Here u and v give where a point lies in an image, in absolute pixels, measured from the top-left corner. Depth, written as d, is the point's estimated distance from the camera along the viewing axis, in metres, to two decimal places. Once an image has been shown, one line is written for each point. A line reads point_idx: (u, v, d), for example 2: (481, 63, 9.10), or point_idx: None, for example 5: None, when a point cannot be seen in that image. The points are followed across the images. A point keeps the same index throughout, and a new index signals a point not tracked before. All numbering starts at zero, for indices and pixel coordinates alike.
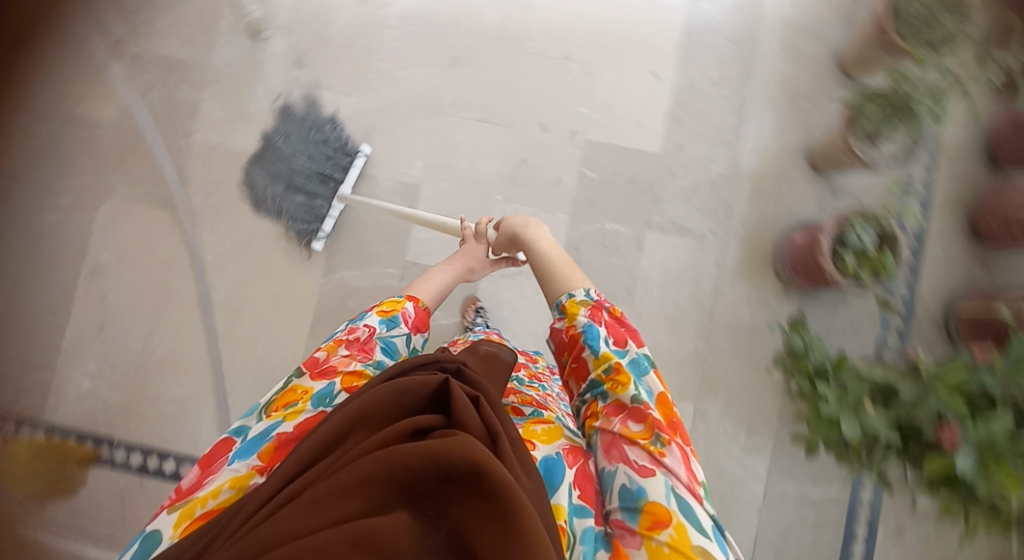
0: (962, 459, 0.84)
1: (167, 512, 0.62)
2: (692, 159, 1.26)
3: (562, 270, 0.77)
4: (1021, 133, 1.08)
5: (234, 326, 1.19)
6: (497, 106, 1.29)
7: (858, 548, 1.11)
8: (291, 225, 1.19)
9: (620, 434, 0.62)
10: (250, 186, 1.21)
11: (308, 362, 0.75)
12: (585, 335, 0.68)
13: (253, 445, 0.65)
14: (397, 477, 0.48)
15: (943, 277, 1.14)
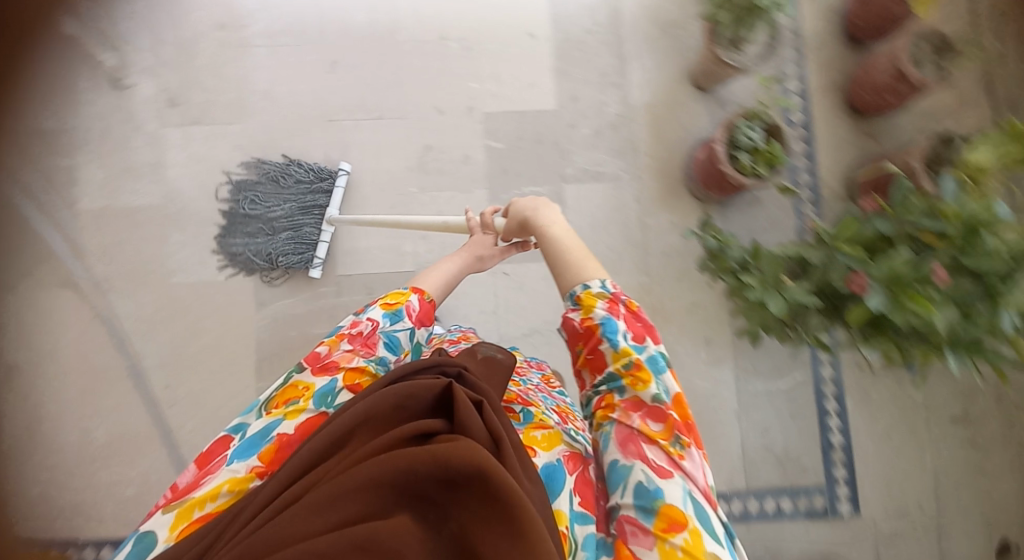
0: (872, 299, 0.71)
1: (160, 511, 0.50)
2: (586, 107, 1.23)
3: (572, 262, 0.63)
4: (868, 6, 1.12)
5: (175, 389, 1.13)
6: (388, 100, 1.21)
7: (835, 422, 1.12)
8: (284, 264, 1.14)
9: (642, 431, 0.54)
10: (232, 240, 1.16)
11: (311, 356, 0.62)
12: (607, 323, 0.58)
13: (258, 439, 0.54)
14: (400, 481, 0.42)
15: (836, 156, 1.21)
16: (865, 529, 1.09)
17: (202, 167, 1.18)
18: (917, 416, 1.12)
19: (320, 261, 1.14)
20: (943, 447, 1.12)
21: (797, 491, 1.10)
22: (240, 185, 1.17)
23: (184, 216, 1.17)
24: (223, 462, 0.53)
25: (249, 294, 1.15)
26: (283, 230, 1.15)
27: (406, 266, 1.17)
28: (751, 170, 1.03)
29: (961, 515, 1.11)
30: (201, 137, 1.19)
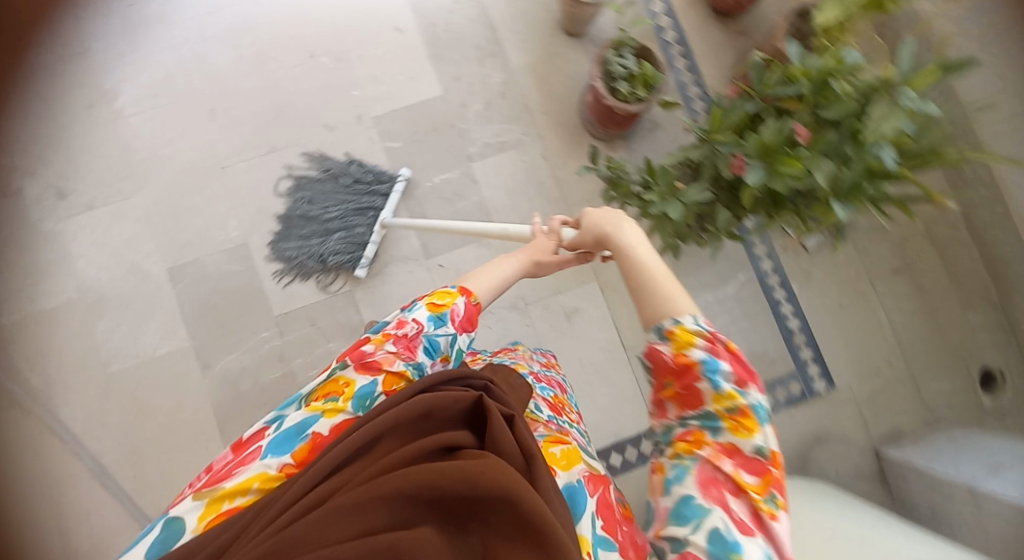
0: (749, 174, 0.74)
1: (191, 497, 0.49)
2: (471, 84, 1.23)
3: (655, 290, 0.54)
4: None
5: (145, 476, 1.10)
6: (275, 132, 1.20)
7: (787, 308, 1.16)
8: (334, 264, 1.15)
9: (731, 477, 0.47)
10: (286, 244, 1.16)
11: (357, 349, 0.57)
12: (708, 360, 0.50)
13: (294, 434, 0.52)
14: (425, 494, 0.44)
15: (717, 62, 1.24)
16: (844, 397, 1.14)
17: (110, 249, 1.15)
18: (861, 278, 1.17)
19: (367, 260, 1.15)
20: (893, 301, 1.17)
21: (773, 383, 1.14)
22: (298, 186, 1.18)
23: (107, 302, 1.14)
24: (256, 453, 0.51)
25: (194, 360, 1.13)
26: (337, 230, 1.15)
27: (340, 286, 1.17)
28: (632, 94, 1.04)
29: (927, 358, 1.16)
30: (99, 220, 1.16)
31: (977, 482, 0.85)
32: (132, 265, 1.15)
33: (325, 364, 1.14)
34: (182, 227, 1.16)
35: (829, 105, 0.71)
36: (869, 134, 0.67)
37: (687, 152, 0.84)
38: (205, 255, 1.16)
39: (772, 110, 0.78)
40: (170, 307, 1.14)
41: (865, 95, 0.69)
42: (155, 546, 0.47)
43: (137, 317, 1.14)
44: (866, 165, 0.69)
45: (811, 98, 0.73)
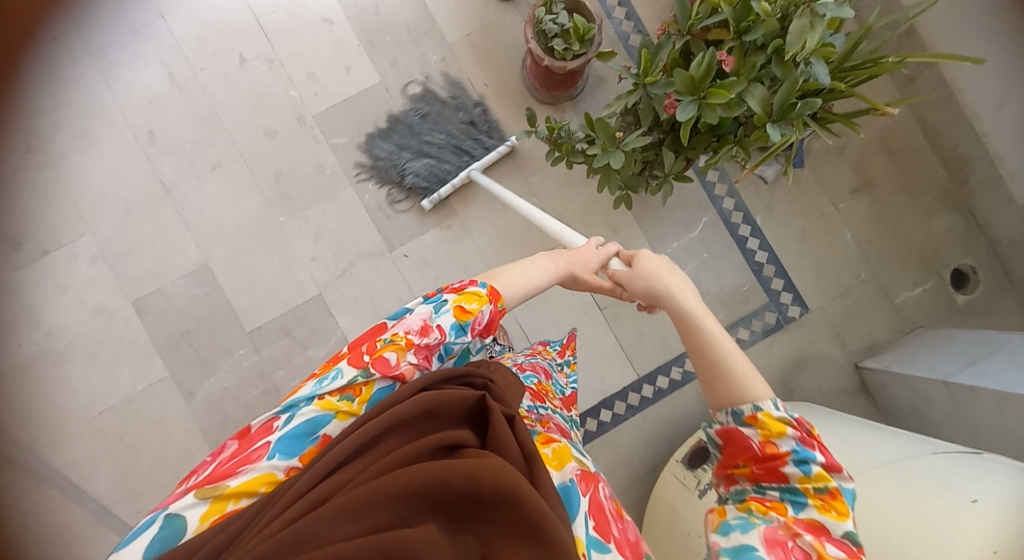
0: (681, 111, 0.73)
1: (194, 493, 0.48)
2: (409, 67, 1.20)
3: (732, 370, 0.54)
4: None
5: (145, 510, 1.10)
6: (219, 146, 1.17)
7: (753, 243, 1.17)
8: (410, 183, 1.16)
9: (809, 548, 0.46)
10: (382, 145, 1.18)
11: (378, 355, 0.53)
12: (800, 451, 0.48)
13: (303, 434, 0.50)
14: (430, 492, 0.44)
15: (653, 8, 1.23)
16: (819, 320, 1.16)
17: (71, 291, 1.14)
18: (822, 201, 1.18)
19: (440, 194, 1.15)
20: (856, 219, 1.17)
21: (748, 318, 1.16)
22: (422, 98, 1.20)
23: (78, 345, 1.13)
24: (263, 450, 0.50)
25: (174, 390, 1.13)
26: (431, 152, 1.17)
27: (308, 293, 1.16)
28: (568, 52, 1.02)
29: (898, 269, 1.17)
30: (56, 264, 1.14)
31: (951, 378, 0.88)
32: (97, 303, 1.14)
33: (305, 372, 1.14)
34: (141, 258, 1.15)
35: (753, 28, 0.71)
36: (792, 50, 0.67)
37: (624, 100, 0.80)
38: (168, 282, 1.15)
39: (700, 43, 0.77)
40: (142, 340, 1.13)
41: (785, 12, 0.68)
42: (155, 544, 0.46)
43: (110, 354, 1.13)
44: (792, 81, 0.70)
45: (735, 24, 0.72)
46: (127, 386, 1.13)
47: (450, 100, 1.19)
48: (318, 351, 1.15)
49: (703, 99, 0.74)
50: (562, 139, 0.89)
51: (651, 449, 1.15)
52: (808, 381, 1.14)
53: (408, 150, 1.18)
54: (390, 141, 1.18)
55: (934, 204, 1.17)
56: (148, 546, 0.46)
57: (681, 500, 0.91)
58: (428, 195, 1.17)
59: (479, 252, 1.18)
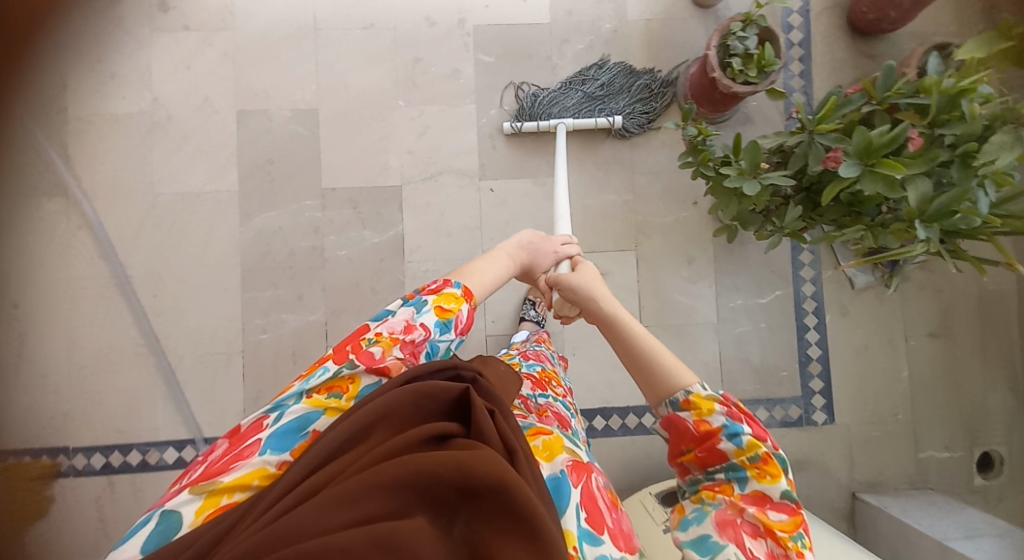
0: (844, 167, 0.75)
1: (186, 492, 0.52)
2: (581, 23, 1.20)
3: (656, 362, 0.59)
4: None
5: (161, 299, 1.15)
6: (378, 10, 1.19)
7: (813, 336, 1.16)
8: (541, 94, 1.18)
9: (755, 521, 0.50)
10: (602, 68, 1.19)
11: (364, 352, 0.60)
12: (729, 425, 0.52)
13: (295, 429, 0.56)
14: (420, 483, 0.46)
15: (828, 77, 1.22)
16: (838, 435, 1.15)
17: (190, 75, 1.17)
18: (896, 329, 1.16)
19: (520, 126, 1.16)
20: (919, 360, 1.15)
21: (773, 402, 1.15)
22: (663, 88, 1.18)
23: (172, 126, 1.16)
24: (255, 446, 0.55)
25: (235, 206, 1.16)
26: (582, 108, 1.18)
27: (390, 180, 1.18)
28: (741, 74, 1.02)
29: (935, 425, 1.15)
30: (187, 44, 1.17)
31: (950, 540, 0.88)
32: (204, 97, 1.17)
33: (355, 248, 1.17)
34: (263, 77, 1.17)
35: (951, 124, 0.73)
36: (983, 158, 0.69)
37: (786, 136, 0.83)
38: (275, 109, 1.17)
39: (885, 117, 0.79)
40: (229, 148, 1.17)
41: (989, 122, 0.71)
42: (151, 540, 0.49)
43: (195, 148, 1.16)
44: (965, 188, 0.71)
45: (934, 112, 0.74)
46: (197, 182, 1.16)
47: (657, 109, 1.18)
48: (375, 237, 1.16)
49: (870, 167, 0.75)
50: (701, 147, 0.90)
51: (625, 471, 1.16)
52: (799, 485, 1.14)
53: (599, 90, 1.18)
54: (608, 73, 1.19)
55: (998, 379, 1.15)
56: (146, 542, 0.49)
57: (645, 532, 0.91)
58: (523, 118, 1.18)
59: (558, 219, 1.18)
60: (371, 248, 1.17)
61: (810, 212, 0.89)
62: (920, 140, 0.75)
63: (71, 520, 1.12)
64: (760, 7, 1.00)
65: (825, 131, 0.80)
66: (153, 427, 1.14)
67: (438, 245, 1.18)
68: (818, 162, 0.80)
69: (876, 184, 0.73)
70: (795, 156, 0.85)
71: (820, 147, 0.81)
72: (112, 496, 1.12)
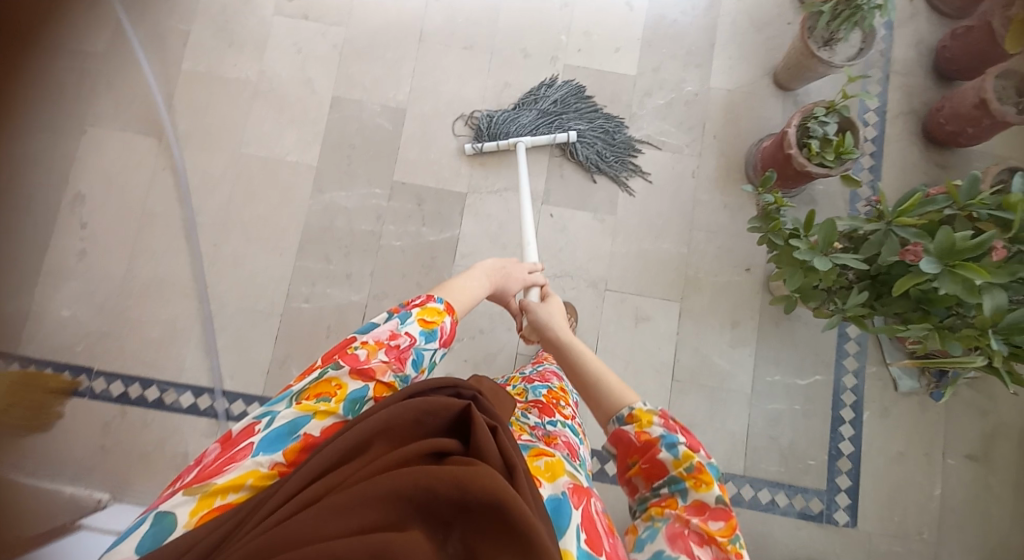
0: (924, 263, 0.73)
1: (182, 493, 0.52)
2: (666, 80, 1.26)
3: (607, 382, 0.68)
4: (970, 47, 1.18)
5: (219, 249, 1.20)
6: (482, 33, 1.27)
7: (847, 430, 1.12)
8: (498, 117, 1.21)
9: (700, 529, 0.54)
10: (550, 89, 1.24)
11: (348, 355, 0.62)
12: (667, 436, 0.59)
13: (285, 433, 0.56)
14: (416, 496, 0.45)
15: (900, 177, 1.23)
16: (858, 541, 1.08)
17: (298, 56, 1.25)
18: (935, 444, 1.10)
19: (482, 146, 1.20)
20: (955, 482, 1.09)
21: (795, 489, 1.10)
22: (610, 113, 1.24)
23: (271, 97, 1.25)
24: (247, 450, 0.55)
25: (309, 178, 1.22)
26: (535, 127, 1.21)
27: (457, 186, 1.22)
28: (817, 156, 1.04)
29: (965, 555, 1.07)
30: (304, 29, 1.26)
31: None
32: (307, 77, 1.25)
33: (410, 240, 1.20)
34: (364, 70, 1.25)
35: None
36: None
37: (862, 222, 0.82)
38: (367, 101, 1.24)
39: (966, 223, 0.77)
40: (318, 126, 1.24)
41: None
42: (146, 542, 0.49)
43: (287, 120, 1.24)
44: None
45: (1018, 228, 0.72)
46: (280, 151, 1.23)
47: (611, 132, 1.22)
48: (431, 234, 1.20)
49: (949, 268, 0.72)
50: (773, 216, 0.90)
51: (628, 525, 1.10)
52: None
53: (551, 107, 1.23)
54: (556, 93, 1.23)
55: None
56: (139, 546, 0.49)
57: None
58: (484, 139, 1.21)
59: (610, 256, 1.20)
60: (426, 245, 1.20)
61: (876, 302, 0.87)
62: (1003, 251, 0.72)
63: (76, 441, 1.13)
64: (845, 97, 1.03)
65: (906, 223, 0.79)
66: (178, 368, 1.16)
67: (489, 255, 1.20)
68: (893, 253, 0.79)
69: (955, 285, 0.70)
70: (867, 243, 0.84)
71: (896, 240, 0.79)
72: (121, 426, 1.14)
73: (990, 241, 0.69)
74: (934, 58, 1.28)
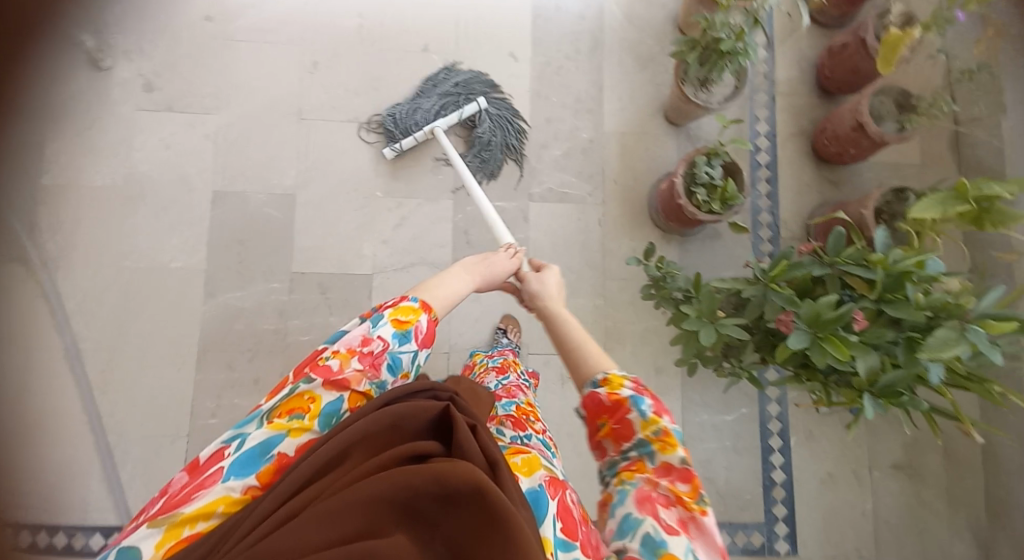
0: (796, 339, 0.87)
1: (146, 525, 0.49)
2: (559, 130, 1.24)
3: (586, 349, 0.63)
4: (844, 68, 1.22)
5: (112, 373, 1.11)
6: (365, 104, 1.21)
7: (778, 459, 1.18)
8: (406, 107, 1.18)
9: (668, 491, 0.53)
10: (453, 72, 1.22)
11: (317, 365, 0.57)
12: (636, 396, 0.57)
13: (257, 455, 0.52)
14: (399, 498, 0.45)
15: (796, 198, 1.26)
16: None
17: (169, 153, 1.17)
18: (861, 461, 1.18)
19: (395, 146, 1.17)
20: (883, 495, 1.18)
21: (736, 526, 1.15)
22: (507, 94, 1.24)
23: (145, 200, 1.16)
24: (217, 475, 0.51)
25: (200, 283, 1.14)
26: (436, 113, 1.18)
27: (362, 268, 1.17)
28: (705, 204, 1.10)
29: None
30: (173, 123, 1.18)
31: None
32: (182, 174, 1.17)
33: (318, 333, 1.14)
34: (244, 159, 1.18)
35: (895, 302, 0.87)
36: (930, 351, 0.78)
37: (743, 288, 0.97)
38: (252, 192, 1.17)
39: (835, 279, 0.94)
40: (202, 227, 1.16)
41: (935, 313, 0.83)
42: None
43: (167, 224, 1.16)
44: (909, 372, 0.84)
45: (881, 287, 0.88)
46: (164, 258, 1.14)
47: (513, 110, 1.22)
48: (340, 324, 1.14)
49: (818, 338, 0.88)
50: (663, 285, 1.03)
51: None
52: None
53: (455, 91, 1.20)
54: (457, 76, 1.21)
55: (957, 519, 1.18)
56: None
57: None
58: (395, 136, 1.18)
59: (527, 318, 1.18)
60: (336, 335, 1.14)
61: (766, 350, 1.01)
62: (863, 321, 0.89)
63: None
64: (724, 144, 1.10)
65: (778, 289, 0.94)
66: (82, 510, 1.07)
67: None
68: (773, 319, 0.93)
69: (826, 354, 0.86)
70: (750, 305, 0.98)
71: (775, 304, 0.94)
72: None
73: (847, 314, 0.84)
74: (816, 75, 1.31)
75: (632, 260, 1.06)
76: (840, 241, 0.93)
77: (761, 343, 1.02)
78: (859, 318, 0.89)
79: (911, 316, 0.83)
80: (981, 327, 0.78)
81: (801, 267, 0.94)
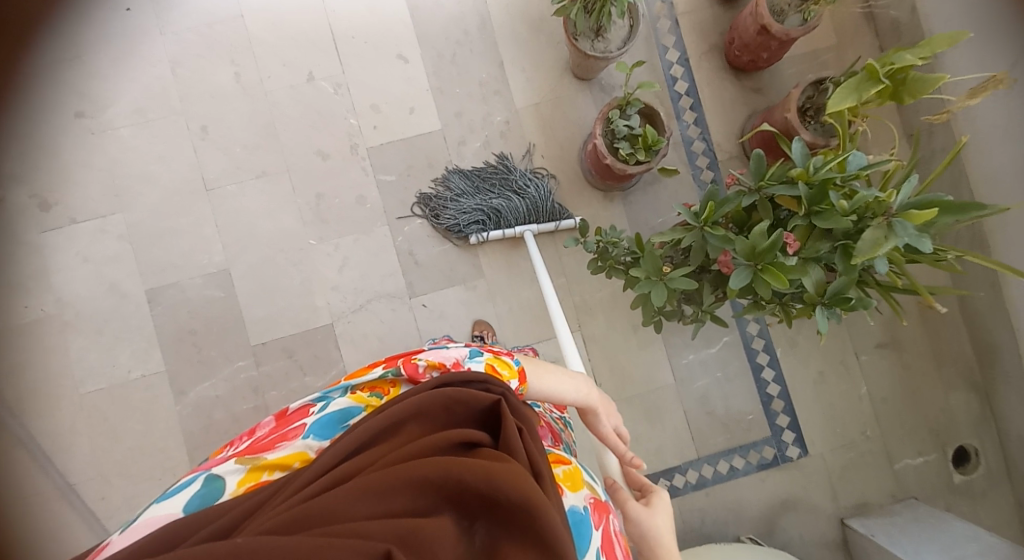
0: (737, 278, 0.91)
1: (234, 460, 0.53)
2: (472, 120, 1.20)
3: None
4: None
5: (109, 500, 1.09)
6: (269, 156, 1.16)
7: (769, 374, 1.21)
8: (476, 215, 1.15)
9: None
10: (460, 177, 1.17)
11: (410, 361, 0.59)
12: None
13: (336, 421, 0.57)
14: (448, 483, 0.47)
15: (724, 118, 1.24)
16: (817, 465, 1.21)
17: (90, 266, 1.13)
18: (845, 347, 1.22)
19: (487, 236, 1.14)
20: (874, 375, 1.22)
21: (747, 448, 1.20)
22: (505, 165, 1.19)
23: (83, 320, 1.12)
24: (299, 430, 0.56)
25: (167, 385, 1.12)
26: (488, 196, 1.16)
27: (320, 320, 1.15)
28: (631, 156, 1.08)
29: (904, 438, 1.22)
30: (82, 233, 1.13)
31: None
32: (111, 284, 1.13)
33: (300, 397, 1.13)
34: (167, 249, 1.14)
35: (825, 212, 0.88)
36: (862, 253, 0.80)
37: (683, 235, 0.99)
38: (186, 279, 1.13)
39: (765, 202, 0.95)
40: (148, 329, 1.12)
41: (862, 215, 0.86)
42: (194, 501, 0.51)
43: (112, 338, 1.12)
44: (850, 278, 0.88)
45: (808, 201, 0.89)
46: (121, 373, 1.12)
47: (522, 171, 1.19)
48: (317, 381, 1.13)
49: (759, 270, 0.91)
50: (606, 256, 1.05)
51: None
52: (790, 525, 1.19)
53: (478, 182, 1.17)
54: (465, 175, 1.17)
55: (950, 377, 1.23)
56: (190, 500, 0.51)
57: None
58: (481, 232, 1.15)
59: (497, 318, 1.17)
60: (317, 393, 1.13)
61: (721, 286, 1.04)
62: (797, 244, 0.89)
63: None
64: (633, 91, 1.06)
65: (713, 230, 0.95)
66: None
67: None
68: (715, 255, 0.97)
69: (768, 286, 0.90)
70: (693, 251, 1.00)
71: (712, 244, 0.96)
72: None
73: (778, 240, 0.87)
74: None
75: (571, 240, 1.09)
76: (761, 164, 0.93)
77: (716, 281, 1.05)
78: (792, 241, 0.90)
79: (840, 225, 0.85)
80: (905, 220, 0.79)
81: (729, 203, 0.96)
